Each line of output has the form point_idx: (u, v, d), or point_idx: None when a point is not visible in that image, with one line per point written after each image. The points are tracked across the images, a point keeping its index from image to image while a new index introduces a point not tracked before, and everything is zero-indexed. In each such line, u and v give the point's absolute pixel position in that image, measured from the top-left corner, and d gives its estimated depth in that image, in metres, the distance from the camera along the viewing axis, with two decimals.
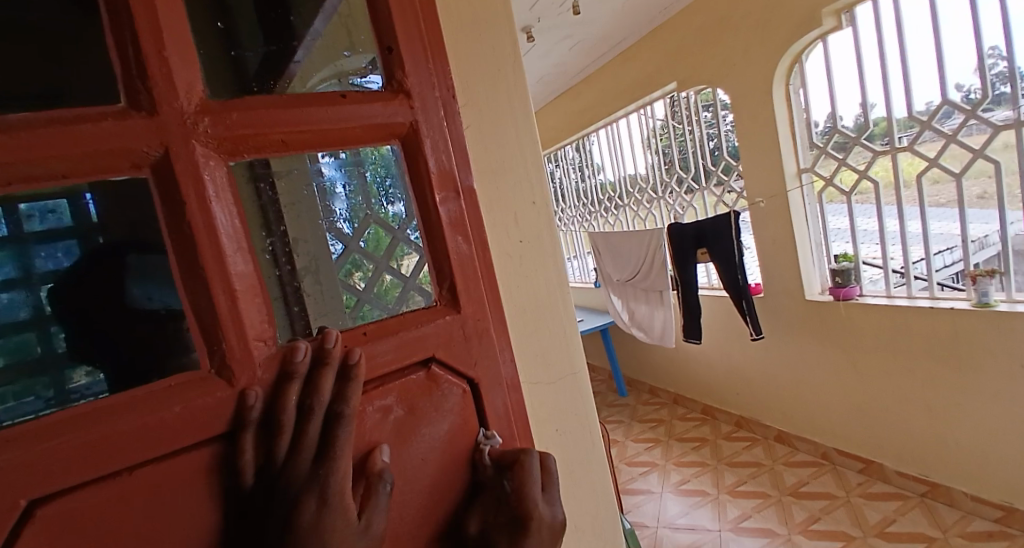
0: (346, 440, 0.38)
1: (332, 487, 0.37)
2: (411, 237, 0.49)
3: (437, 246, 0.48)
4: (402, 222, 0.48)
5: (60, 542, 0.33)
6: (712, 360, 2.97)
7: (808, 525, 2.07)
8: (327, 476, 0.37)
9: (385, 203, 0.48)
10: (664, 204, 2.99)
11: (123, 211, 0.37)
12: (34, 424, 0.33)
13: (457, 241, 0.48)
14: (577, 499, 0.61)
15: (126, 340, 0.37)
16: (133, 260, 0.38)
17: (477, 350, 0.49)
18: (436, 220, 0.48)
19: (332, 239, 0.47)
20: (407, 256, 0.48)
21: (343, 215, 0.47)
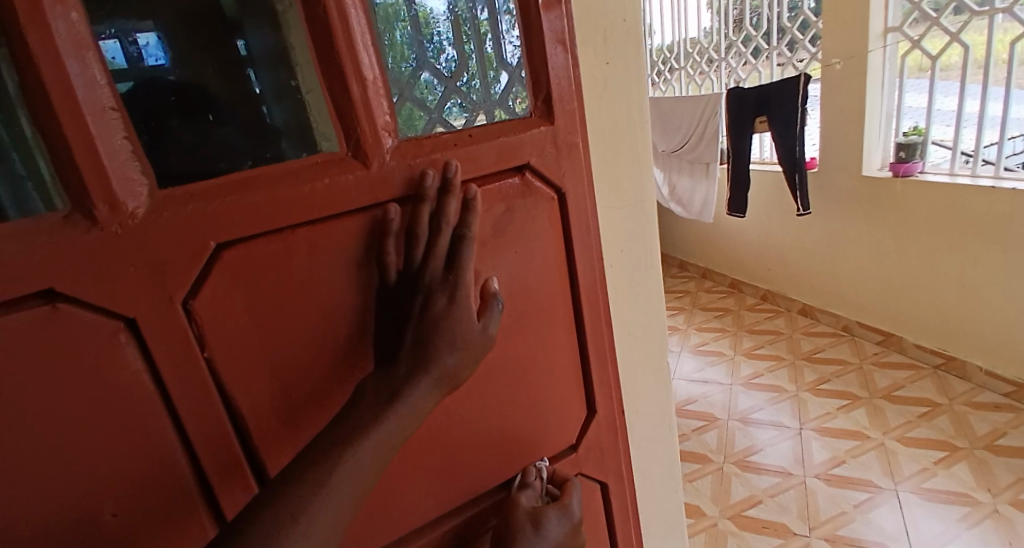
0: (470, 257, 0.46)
1: (459, 288, 0.45)
2: (460, 91, 0.49)
3: (494, 90, 0.50)
4: (451, 78, 0.49)
5: (240, 279, 0.41)
6: (749, 235, 2.99)
7: (817, 384, 2.22)
8: (456, 280, 0.45)
9: (434, 52, 0.48)
10: (725, 66, 2.79)
11: (187, 49, 0.39)
12: (183, 190, 0.39)
13: (510, 81, 0.51)
14: (634, 314, 0.67)
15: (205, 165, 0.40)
16: (199, 96, 0.40)
17: (566, 163, 0.53)
18: (499, 51, 0.50)
19: (392, 85, 0.45)
20: (455, 115, 0.49)
21: (396, 59, 0.45)
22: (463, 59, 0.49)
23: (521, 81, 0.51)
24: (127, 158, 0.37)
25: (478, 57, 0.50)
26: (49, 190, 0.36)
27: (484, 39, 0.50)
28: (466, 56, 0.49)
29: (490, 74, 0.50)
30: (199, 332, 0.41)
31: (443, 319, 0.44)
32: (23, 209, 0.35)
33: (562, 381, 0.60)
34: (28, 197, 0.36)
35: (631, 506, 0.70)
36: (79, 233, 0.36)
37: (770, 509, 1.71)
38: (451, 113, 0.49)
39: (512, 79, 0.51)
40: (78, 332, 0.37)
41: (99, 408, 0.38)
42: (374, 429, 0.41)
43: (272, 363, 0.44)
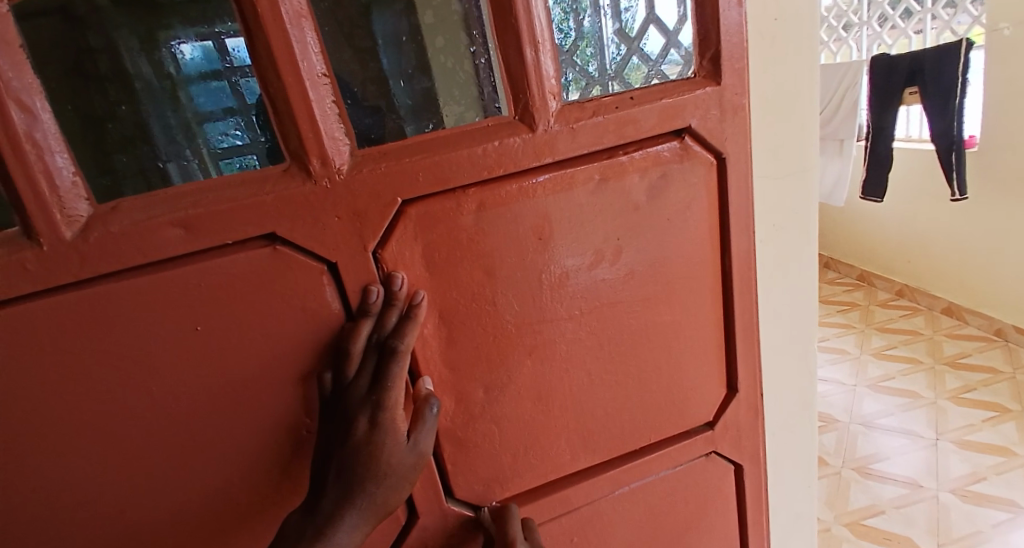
0: (400, 371, 0.44)
1: (386, 405, 0.43)
2: (577, 65, 0.48)
3: (607, 67, 0.49)
4: (569, 51, 0.47)
5: (421, 232, 0.45)
6: (887, 222, 2.71)
7: (960, 393, 1.99)
8: (383, 398, 0.43)
9: (553, 24, 0.46)
10: (866, 32, 2.54)
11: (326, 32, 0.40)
12: (373, 147, 0.43)
13: (626, 53, 0.49)
14: (781, 291, 0.64)
15: (389, 131, 0.44)
16: (374, 79, 0.43)
17: (729, 126, 0.52)
18: (613, 24, 0.49)
19: (540, 55, 0.44)
20: (573, 90, 0.47)
21: (547, 29, 0.45)
22: (582, 36, 0.48)
23: (637, 55, 0.50)
24: (330, 115, 0.41)
25: (592, 30, 0.48)
26: (208, 163, 0.40)
27: (599, 12, 0.48)
28: (583, 33, 0.48)
29: (604, 48, 0.49)
30: (385, 277, 0.45)
31: (379, 433, 0.43)
32: (191, 181, 0.40)
33: (703, 354, 0.59)
34: (193, 172, 0.40)
35: (763, 487, 0.69)
36: (296, 184, 0.41)
37: (893, 520, 1.58)
38: (562, 89, 0.47)
39: (627, 53, 0.49)
40: (294, 270, 0.43)
41: (306, 337, 0.45)
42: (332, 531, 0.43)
43: (441, 311, 0.48)
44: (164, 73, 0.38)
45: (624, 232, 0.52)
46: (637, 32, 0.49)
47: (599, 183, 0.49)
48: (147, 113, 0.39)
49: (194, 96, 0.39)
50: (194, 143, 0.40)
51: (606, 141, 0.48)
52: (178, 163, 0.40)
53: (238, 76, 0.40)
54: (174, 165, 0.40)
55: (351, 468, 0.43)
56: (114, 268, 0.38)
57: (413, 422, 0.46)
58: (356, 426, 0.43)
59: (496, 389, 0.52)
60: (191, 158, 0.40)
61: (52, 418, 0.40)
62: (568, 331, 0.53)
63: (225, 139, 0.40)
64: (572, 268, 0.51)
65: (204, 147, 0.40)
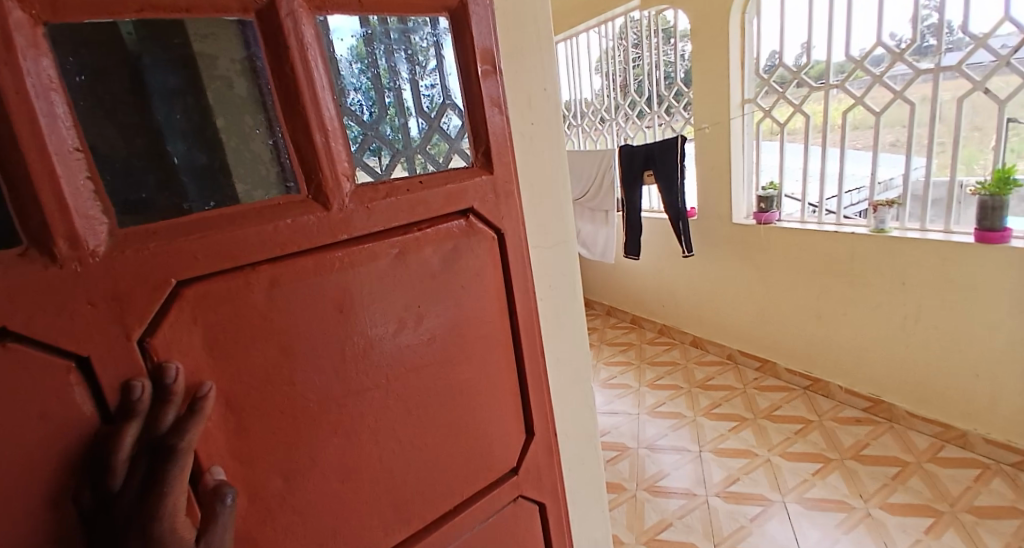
0: (180, 471, 0.39)
1: (162, 514, 0.38)
2: (378, 137, 0.51)
3: (414, 137, 0.54)
4: (369, 127, 0.50)
5: (203, 313, 0.42)
6: (644, 275, 3.23)
7: (710, 409, 2.41)
8: (157, 506, 0.37)
9: (355, 105, 0.49)
10: (615, 125, 3.08)
11: (80, 99, 0.37)
12: (141, 226, 0.39)
13: (428, 130, 0.55)
14: (560, 345, 0.73)
15: (159, 209, 0.41)
16: (140, 158, 0.40)
17: (504, 207, 0.59)
18: (415, 103, 0.54)
19: (338, 135, 0.47)
20: (372, 160, 0.51)
21: (343, 111, 0.48)
22: (383, 110, 0.52)
23: (439, 132, 0.55)
24: (85, 193, 0.37)
25: (396, 103, 0.53)
26: None
27: (401, 89, 0.53)
28: (387, 106, 0.52)
29: (408, 124, 0.53)
30: (154, 367, 0.41)
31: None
32: None
33: (503, 407, 0.64)
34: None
35: (565, 524, 0.75)
36: (36, 269, 0.35)
37: (679, 530, 1.82)
38: (367, 161, 0.50)
39: (430, 129, 0.55)
40: (30, 370, 0.36)
41: (45, 450, 0.37)
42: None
43: (230, 397, 0.44)
44: None
45: (423, 300, 0.55)
46: (437, 112, 0.55)
47: (396, 257, 0.52)
48: None
49: None
50: None
51: (399, 219, 0.51)
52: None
53: None
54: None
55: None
56: None
57: (204, 526, 0.41)
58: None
59: (298, 474, 0.49)
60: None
61: None
62: (375, 402, 0.53)
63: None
64: (374, 339, 0.52)
65: None
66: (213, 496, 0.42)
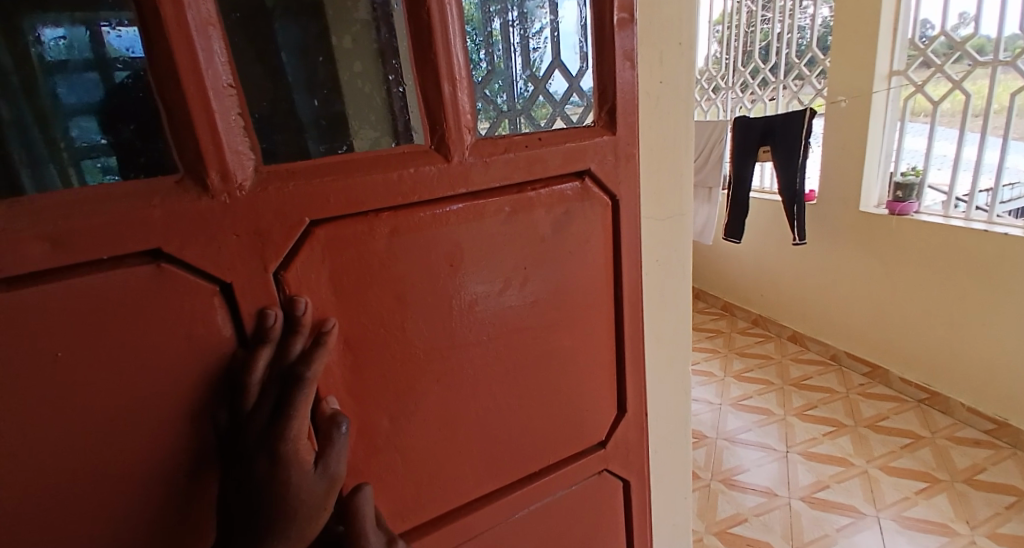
0: (305, 399, 0.41)
1: (288, 436, 0.40)
2: (492, 93, 0.49)
3: (516, 101, 0.51)
4: (486, 81, 0.49)
5: (331, 252, 0.44)
6: (744, 260, 3.05)
7: (804, 410, 2.26)
8: (284, 429, 0.40)
9: (477, 56, 0.48)
10: (731, 94, 2.88)
11: (235, 38, 0.39)
12: (279, 165, 0.41)
13: (533, 92, 0.52)
14: (661, 323, 0.69)
15: (294, 149, 0.42)
16: (280, 101, 0.41)
17: (623, 171, 0.57)
18: (523, 63, 0.52)
19: (461, 85, 0.46)
20: (487, 116, 0.49)
21: (470, 61, 0.47)
22: (493, 69, 0.50)
23: (543, 94, 0.53)
24: (234, 129, 0.39)
25: (503, 67, 0.50)
26: (67, 164, 0.36)
27: (511, 51, 0.51)
28: (491, 65, 0.49)
29: (515, 85, 0.51)
30: (286, 299, 0.43)
31: (282, 468, 0.40)
32: (45, 190, 0.35)
33: (597, 378, 0.63)
34: (45, 164, 0.36)
35: (647, 504, 0.73)
36: (191, 198, 0.38)
37: (754, 528, 1.74)
38: (484, 116, 0.49)
39: (534, 91, 0.52)
40: (181, 291, 0.40)
41: (190, 365, 0.41)
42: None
43: (347, 337, 0.46)
44: (21, 57, 0.35)
45: (530, 261, 0.54)
46: (544, 73, 0.53)
47: (509, 215, 0.51)
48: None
49: (56, 86, 0.36)
50: (52, 139, 0.36)
51: (516, 176, 0.50)
52: (28, 154, 0.35)
53: (115, 68, 0.36)
54: (20, 155, 0.35)
55: (254, 510, 0.40)
56: None
57: (321, 450, 0.42)
58: (256, 465, 0.40)
59: (402, 417, 0.51)
60: (42, 148, 0.36)
61: None
62: (476, 358, 0.54)
63: (88, 137, 0.37)
64: (479, 296, 0.52)
65: (62, 145, 0.36)
66: (330, 424, 0.44)
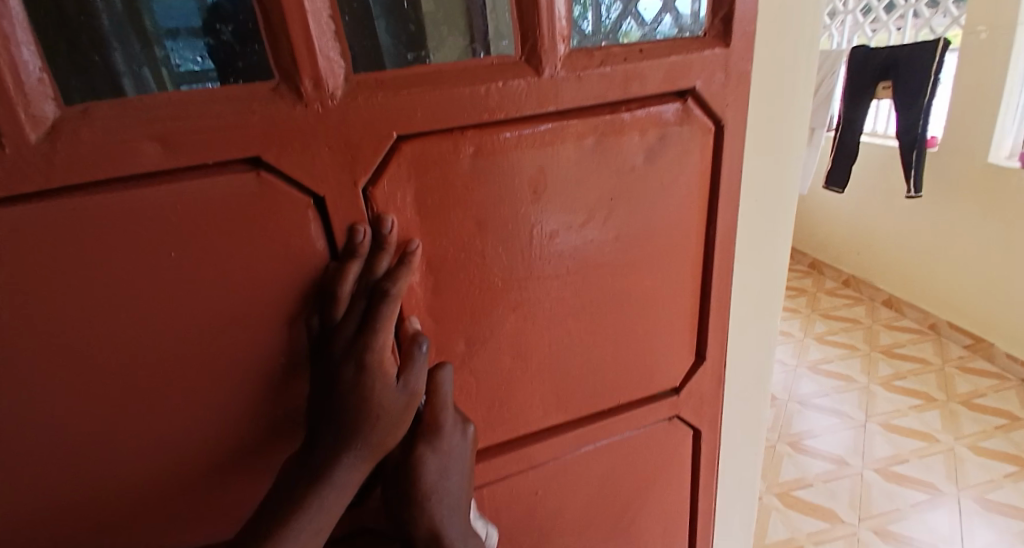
0: (389, 315, 0.42)
1: (372, 349, 0.41)
2: (578, 18, 0.44)
3: (601, 26, 0.45)
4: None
5: (417, 169, 0.43)
6: (841, 215, 2.82)
7: (890, 380, 2.12)
8: (368, 342, 0.41)
9: None
10: (848, 20, 2.58)
11: None
12: (369, 75, 0.40)
13: (620, 14, 0.46)
14: (754, 271, 0.63)
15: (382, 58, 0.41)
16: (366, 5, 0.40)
17: (732, 93, 0.50)
18: None
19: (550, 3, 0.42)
20: (584, 24, 0.45)
21: None
22: None
23: (633, 16, 0.46)
24: (326, 35, 0.38)
25: None
26: (166, 82, 0.37)
27: None
28: None
29: (600, 7, 0.45)
30: (373, 215, 0.43)
31: (367, 375, 0.42)
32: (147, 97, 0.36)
33: (677, 321, 0.60)
34: (145, 74, 0.36)
35: (717, 453, 0.72)
36: (286, 105, 0.38)
37: (818, 492, 1.70)
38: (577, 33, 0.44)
39: (623, 13, 0.46)
40: (277, 200, 0.41)
41: (286, 272, 0.43)
42: (330, 474, 0.42)
43: (429, 257, 0.46)
44: None
45: (617, 193, 0.51)
46: None
47: (599, 140, 0.48)
48: (101, 12, 0.35)
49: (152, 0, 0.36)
50: (150, 54, 0.36)
51: (610, 95, 0.46)
52: (127, 57, 0.36)
53: None
54: (121, 56, 0.36)
55: (340, 409, 0.42)
56: (85, 180, 0.36)
57: (402, 363, 0.44)
58: (344, 371, 0.42)
59: (478, 340, 0.51)
60: (141, 53, 0.36)
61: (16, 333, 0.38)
62: (553, 289, 0.52)
63: (187, 62, 0.37)
64: (561, 225, 0.50)
65: (162, 66, 0.37)
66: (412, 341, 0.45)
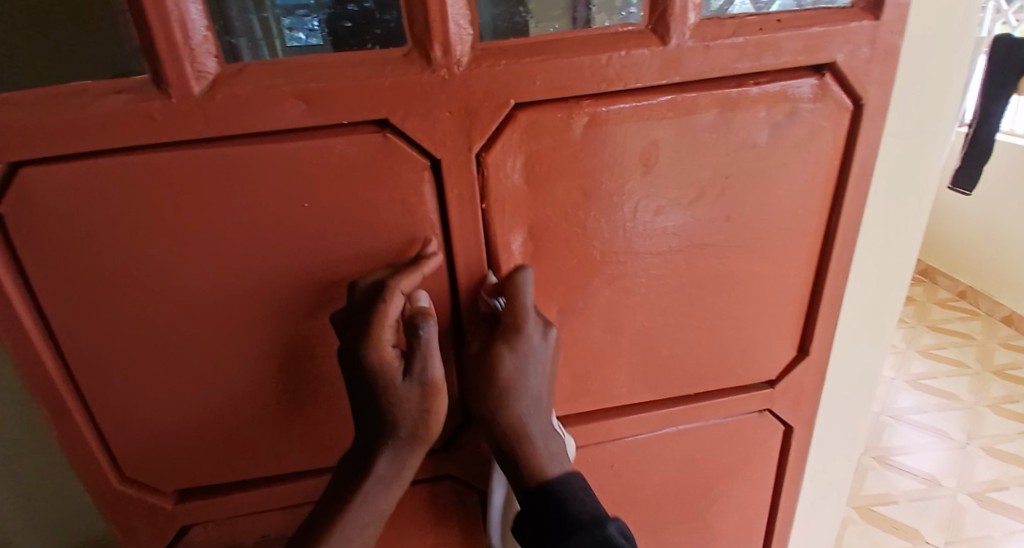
0: (386, 313, 0.42)
1: (369, 348, 0.42)
2: None
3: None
4: None
5: (529, 137, 0.44)
6: (962, 218, 2.56)
7: (1002, 403, 1.93)
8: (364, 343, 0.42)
9: None
10: None
11: None
12: (493, 43, 0.41)
13: None
14: (871, 267, 0.59)
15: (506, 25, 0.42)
16: None
17: (877, 68, 0.46)
18: None
19: None
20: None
21: None
22: None
23: None
24: (459, 1, 0.39)
25: None
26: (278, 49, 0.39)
27: None
28: None
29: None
30: (483, 182, 0.45)
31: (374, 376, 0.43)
32: (262, 61, 0.39)
33: (781, 313, 0.57)
34: (261, 41, 0.39)
35: (805, 453, 0.68)
36: (415, 70, 0.40)
37: (903, 510, 1.59)
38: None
39: None
40: (399, 159, 0.42)
41: (403, 230, 0.45)
42: (369, 472, 0.46)
43: (532, 226, 0.47)
44: None
45: (733, 172, 0.48)
46: None
47: (719, 115, 0.46)
48: None
49: None
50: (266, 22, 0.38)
51: (741, 66, 0.44)
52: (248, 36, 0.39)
53: None
54: (241, 26, 0.38)
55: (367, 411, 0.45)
56: (236, 131, 0.39)
57: (408, 358, 0.44)
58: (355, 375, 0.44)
59: (571, 311, 0.52)
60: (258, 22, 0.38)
61: (172, 261, 0.43)
62: (651, 267, 0.52)
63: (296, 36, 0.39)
64: (669, 202, 0.49)
65: (276, 32, 0.39)
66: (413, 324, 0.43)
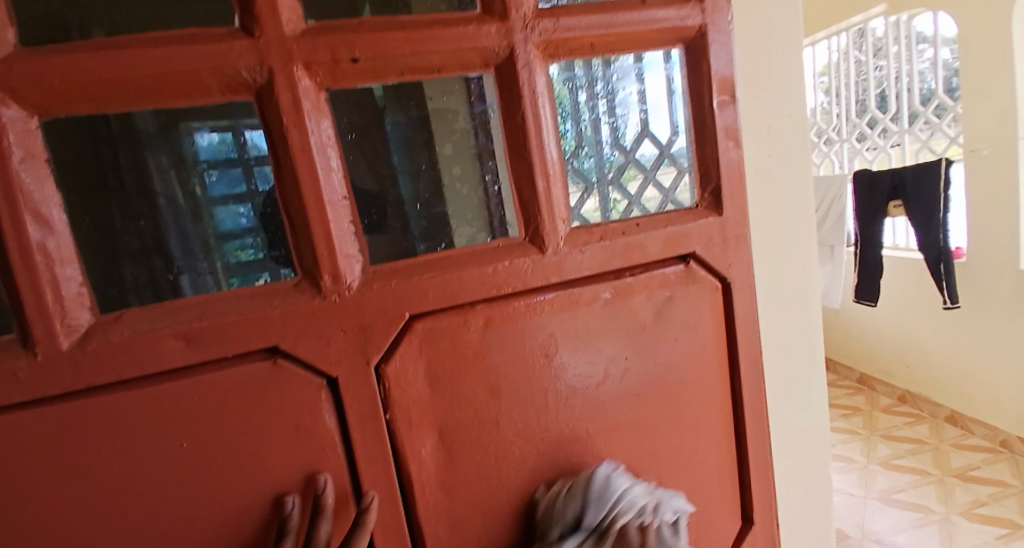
0: None
1: None
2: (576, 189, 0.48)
3: (606, 170, 0.49)
4: (575, 172, 0.47)
5: (425, 348, 0.44)
6: (881, 326, 2.73)
7: (971, 508, 1.91)
8: None
9: (573, 143, 0.47)
10: (846, 147, 2.75)
11: (369, 141, 0.43)
12: (383, 265, 0.43)
13: (623, 161, 0.50)
14: (787, 420, 0.60)
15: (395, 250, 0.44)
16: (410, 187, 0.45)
17: (734, 252, 0.52)
18: (610, 132, 0.49)
19: (568, 172, 0.47)
20: (577, 203, 0.48)
21: (569, 144, 0.47)
22: (577, 152, 0.48)
23: (633, 162, 0.50)
24: (345, 231, 0.41)
25: (594, 141, 0.49)
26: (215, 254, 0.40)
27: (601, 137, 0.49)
28: (576, 152, 0.48)
29: (603, 156, 0.49)
30: (385, 395, 0.44)
31: None
32: (203, 292, 0.40)
33: (714, 481, 0.56)
34: (198, 258, 0.40)
35: None
36: (306, 299, 0.41)
37: None
38: (593, 201, 0.48)
39: (624, 160, 0.50)
40: (292, 385, 0.42)
41: (302, 458, 0.43)
42: None
43: (441, 431, 0.46)
44: (183, 164, 0.40)
45: (631, 351, 0.50)
46: (631, 144, 0.50)
47: (607, 302, 0.49)
48: (162, 205, 0.39)
49: (210, 179, 0.40)
50: (204, 230, 0.40)
51: (613, 263, 0.48)
52: (183, 244, 0.40)
53: (254, 165, 0.40)
54: (177, 244, 0.40)
55: None
56: (110, 380, 0.38)
57: None
58: None
59: (495, 514, 0.49)
60: (196, 242, 0.40)
61: (28, 532, 0.38)
62: (572, 455, 0.51)
63: (235, 217, 0.40)
64: (578, 387, 0.49)
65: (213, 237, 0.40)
66: None
